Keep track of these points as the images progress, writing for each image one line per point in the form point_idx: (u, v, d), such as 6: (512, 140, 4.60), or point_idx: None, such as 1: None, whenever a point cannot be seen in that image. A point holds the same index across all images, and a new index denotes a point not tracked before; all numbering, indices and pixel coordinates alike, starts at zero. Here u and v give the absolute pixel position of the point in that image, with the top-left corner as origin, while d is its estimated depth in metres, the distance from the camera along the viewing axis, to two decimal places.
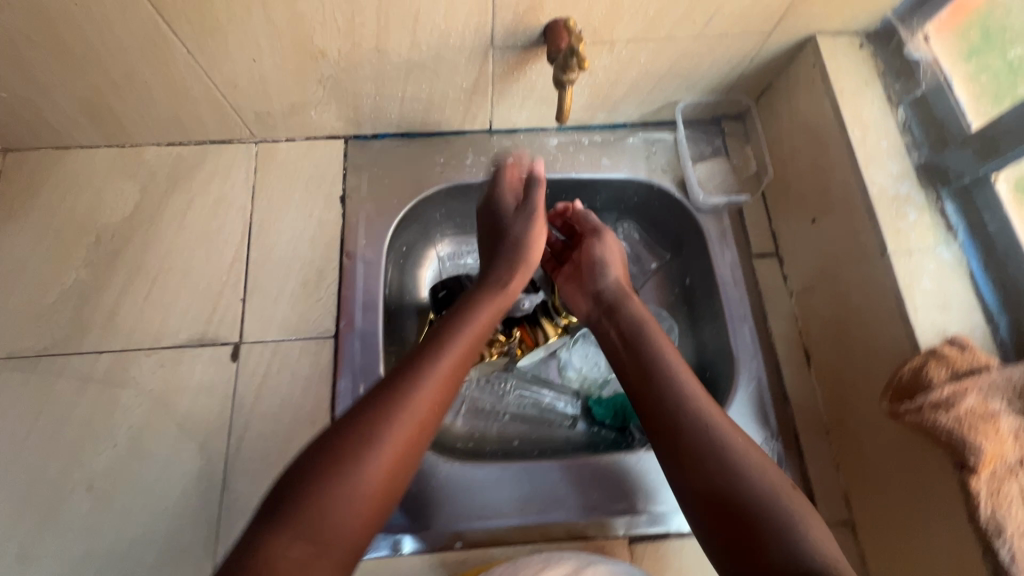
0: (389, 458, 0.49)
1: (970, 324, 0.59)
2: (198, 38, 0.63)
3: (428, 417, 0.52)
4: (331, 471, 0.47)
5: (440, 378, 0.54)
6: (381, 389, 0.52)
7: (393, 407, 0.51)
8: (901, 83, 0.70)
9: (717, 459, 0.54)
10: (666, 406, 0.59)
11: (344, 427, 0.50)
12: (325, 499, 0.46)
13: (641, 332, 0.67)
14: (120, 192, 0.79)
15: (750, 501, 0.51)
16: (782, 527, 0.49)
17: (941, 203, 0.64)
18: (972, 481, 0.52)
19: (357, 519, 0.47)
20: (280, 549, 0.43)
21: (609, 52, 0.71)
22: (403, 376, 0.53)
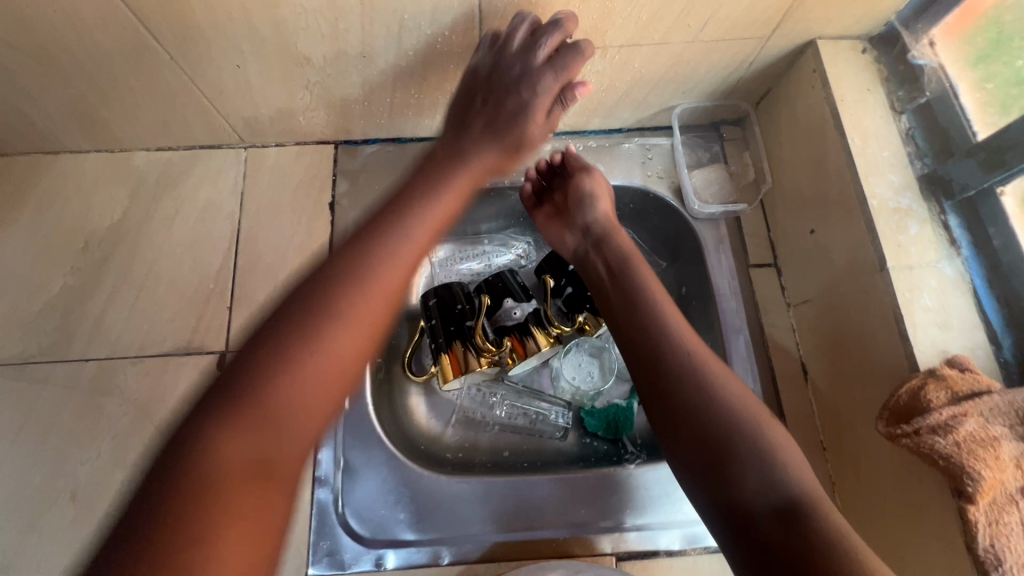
0: (344, 342, 0.46)
1: (972, 344, 0.57)
2: (181, 44, 0.62)
3: (384, 301, 0.49)
4: (275, 361, 0.44)
5: (395, 264, 0.51)
6: (329, 278, 0.49)
7: (343, 293, 0.48)
8: (905, 90, 0.68)
9: (695, 390, 0.55)
10: (648, 342, 0.60)
11: (288, 317, 0.46)
12: (274, 394, 0.43)
13: (626, 274, 0.67)
14: (108, 198, 0.79)
15: (737, 437, 0.52)
16: (764, 460, 0.51)
17: (944, 216, 0.62)
18: (971, 509, 0.49)
19: (307, 405, 0.44)
20: (224, 448, 0.40)
21: (601, 58, 0.69)
22: (352, 262, 0.50)
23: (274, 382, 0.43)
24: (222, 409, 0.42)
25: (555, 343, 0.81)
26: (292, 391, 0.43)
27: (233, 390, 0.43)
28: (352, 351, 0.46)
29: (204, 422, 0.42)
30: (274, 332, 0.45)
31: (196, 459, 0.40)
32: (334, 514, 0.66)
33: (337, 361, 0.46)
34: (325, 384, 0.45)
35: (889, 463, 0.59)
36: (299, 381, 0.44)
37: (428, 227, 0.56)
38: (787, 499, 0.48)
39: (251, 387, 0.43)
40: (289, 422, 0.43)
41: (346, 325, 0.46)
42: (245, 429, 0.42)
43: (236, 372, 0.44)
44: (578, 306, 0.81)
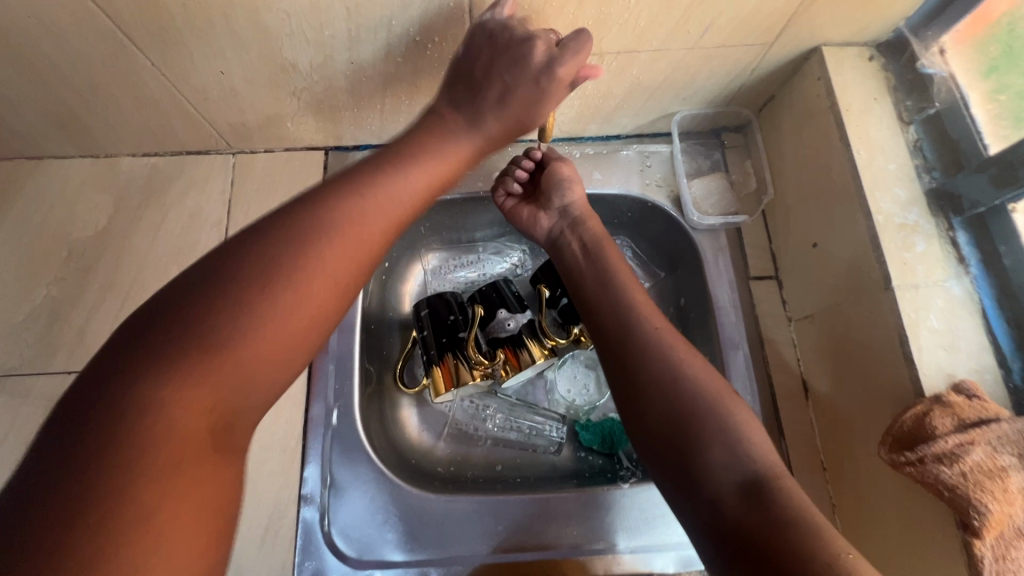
0: (299, 307, 0.45)
1: (980, 367, 0.54)
2: (161, 50, 0.60)
3: (343, 269, 0.49)
4: (226, 324, 0.42)
5: (358, 231, 0.50)
6: (286, 237, 0.47)
7: (302, 256, 0.46)
8: (914, 99, 0.65)
9: (668, 384, 0.56)
10: (621, 332, 0.61)
11: (240, 273, 0.44)
12: (224, 357, 0.42)
13: (598, 264, 0.68)
14: (93, 205, 0.77)
15: (704, 418, 0.53)
16: (731, 441, 0.51)
17: (953, 233, 0.59)
18: (976, 543, 0.47)
19: (254, 368, 0.43)
20: (171, 408, 0.39)
21: (597, 64, 0.66)
22: (312, 223, 0.48)
23: (224, 345, 0.42)
24: (164, 368, 0.40)
25: (550, 355, 0.79)
26: (243, 355, 0.42)
27: (174, 349, 0.41)
28: (307, 315, 0.46)
29: (140, 379, 0.39)
30: (224, 289, 0.43)
31: (136, 423, 0.38)
32: (320, 530, 0.65)
33: (292, 326, 0.45)
34: (276, 350, 0.44)
35: (891, 489, 0.57)
36: (250, 346, 0.43)
37: (393, 191, 0.54)
38: (751, 476, 0.49)
39: (197, 347, 0.41)
40: (237, 386, 0.43)
41: (303, 289, 0.46)
42: (190, 391, 0.40)
43: (175, 326, 0.41)
44: (573, 318, 0.79)
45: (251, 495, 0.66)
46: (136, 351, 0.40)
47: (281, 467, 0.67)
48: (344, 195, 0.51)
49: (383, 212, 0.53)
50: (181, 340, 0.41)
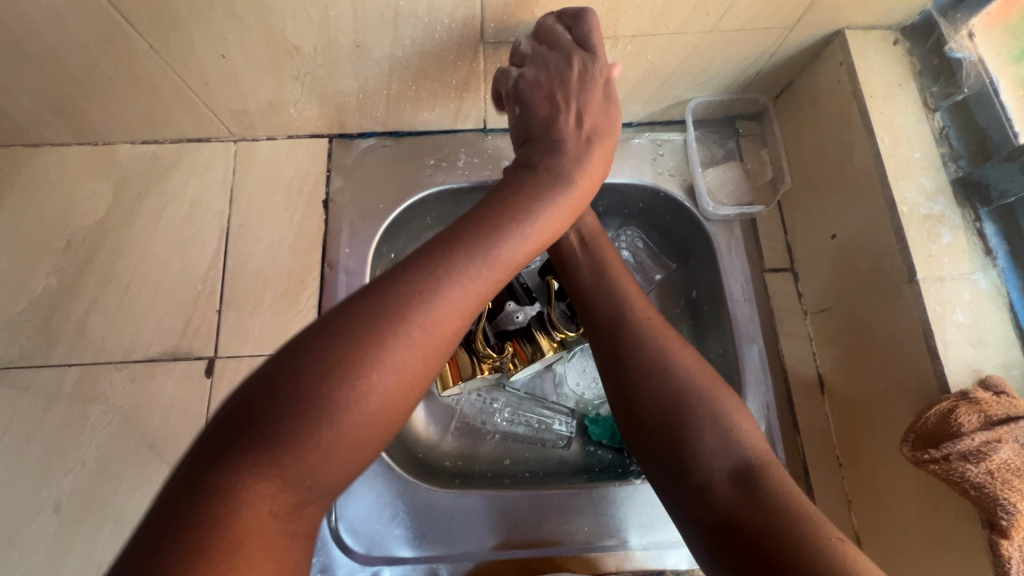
0: (393, 390, 0.39)
1: (1007, 363, 0.53)
2: (160, 33, 0.58)
3: (440, 343, 0.42)
4: (315, 411, 0.37)
5: (463, 299, 0.43)
6: (392, 302, 0.40)
7: (399, 330, 0.40)
8: (940, 85, 0.63)
9: (662, 375, 0.54)
10: (608, 324, 0.59)
11: (335, 346, 0.38)
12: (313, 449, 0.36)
13: (585, 253, 0.66)
14: (92, 194, 0.75)
15: (694, 406, 0.52)
16: (722, 429, 0.51)
17: (979, 224, 0.58)
18: (1002, 543, 0.47)
19: (344, 459, 0.38)
20: (253, 506, 0.35)
21: (612, 49, 0.64)
22: (418, 288, 0.42)
23: (310, 436, 0.36)
24: (252, 454, 0.35)
25: (558, 348, 0.77)
26: (330, 447, 0.37)
27: (260, 433, 0.36)
28: (398, 401, 0.40)
29: (229, 466, 0.35)
30: (319, 365, 0.37)
31: (218, 516, 0.33)
32: (327, 528, 0.64)
33: (382, 414, 0.39)
34: (364, 441, 0.39)
35: (912, 487, 0.56)
36: (338, 437, 0.37)
37: (502, 247, 0.47)
38: (740, 464, 0.49)
39: (285, 437, 0.36)
40: (323, 480, 0.38)
41: (400, 370, 0.39)
42: (274, 481, 0.36)
43: (268, 406, 0.36)
44: None
45: None
46: (228, 429, 0.36)
47: None
48: (456, 254, 0.45)
49: (493, 277, 0.45)
50: (271, 425, 0.36)
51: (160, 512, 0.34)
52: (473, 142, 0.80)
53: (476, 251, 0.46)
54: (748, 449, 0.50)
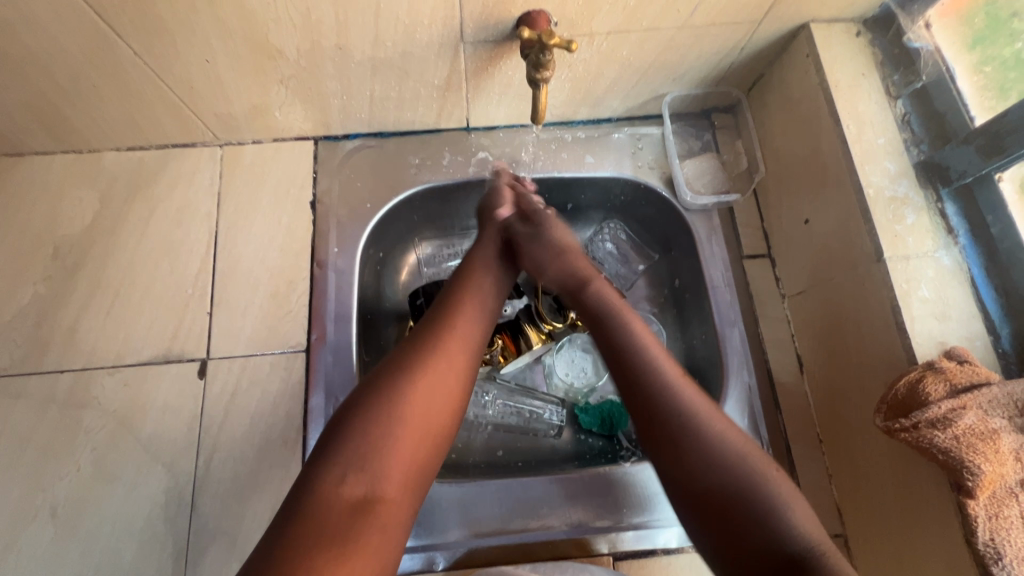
0: (434, 393, 0.51)
1: (970, 335, 0.55)
2: (144, 38, 0.59)
3: (463, 357, 0.55)
4: (374, 412, 0.49)
5: (470, 325, 0.57)
6: (416, 333, 0.55)
7: (426, 350, 0.53)
8: (900, 73, 0.66)
9: (715, 471, 0.48)
10: (643, 401, 0.52)
11: (382, 371, 0.52)
12: (374, 437, 0.48)
13: (610, 318, 0.60)
14: (79, 201, 0.75)
15: (739, 492, 0.47)
16: (768, 526, 0.45)
17: (941, 204, 0.60)
18: (969, 504, 0.48)
19: (404, 447, 0.48)
20: (336, 489, 0.45)
21: (588, 45, 0.66)
22: (432, 324, 0.56)
23: (374, 429, 0.48)
24: (333, 451, 0.47)
25: (547, 339, 0.80)
26: (392, 437, 0.48)
27: (337, 438, 0.48)
28: (439, 401, 0.51)
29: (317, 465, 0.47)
30: (373, 385, 0.51)
31: (311, 502, 0.45)
32: None
33: (427, 411, 0.50)
34: (419, 433, 0.50)
35: (886, 456, 0.58)
36: (398, 429, 0.49)
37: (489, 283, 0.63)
38: (795, 553, 0.44)
39: (353, 435, 0.48)
40: (393, 465, 0.48)
41: (436, 379, 0.52)
42: (351, 468, 0.46)
43: (340, 419, 0.50)
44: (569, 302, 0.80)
45: (255, 487, 0.66)
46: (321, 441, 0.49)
47: (284, 459, 0.67)
48: (452, 294, 0.60)
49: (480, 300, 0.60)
50: (344, 429, 0.48)
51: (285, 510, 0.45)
52: (457, 140, 0.81)
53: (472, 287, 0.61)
54: (800, 531, 0.45)
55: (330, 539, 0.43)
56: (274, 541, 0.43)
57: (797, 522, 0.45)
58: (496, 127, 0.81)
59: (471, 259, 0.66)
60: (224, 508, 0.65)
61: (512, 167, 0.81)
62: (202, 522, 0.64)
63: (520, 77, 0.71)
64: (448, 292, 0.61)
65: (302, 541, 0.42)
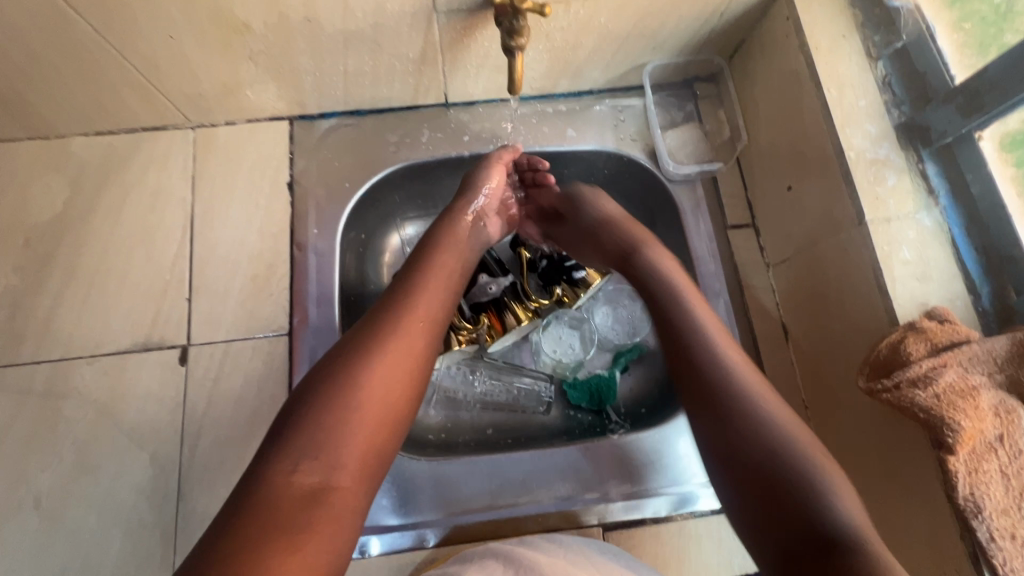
0: (392, 374, 0.49)
1: (951, 295, 0.55)
2: (103, 14, 0.57)
3: (422, 339, 0.53)
4: (328, 398, 0.47)
5: (430, 307, 0.56)
6: (374, 314, 0.54)
7: (385, 331, 0.52)
8: (881, 34, 0.64)
9: (768, 453, 0.47)
10: (705, 385, 0.52)
11: (339, 356, 0.50)
12: (331, 421, 0.46)
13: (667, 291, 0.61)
14: (49, 188, 0.73)
15: (787, 482, 0.46)
16: (814, 497, 0.44)
17: (922, 165, 0.60)
18: (950, 460, 0.48)
19: (362, 432, 0.46)
20: (289, 476, 0.43)
21: (565, 12, 0.64)
22: (390, 306, 0.54)
23: (328, 417, 0.46)
24: (287, 440, 0.45)
25: (534, 317, 0.80)
26: (348, 422, 0.46)
27: (292, 425, 0.46)
28: (398, 386, 0.50)
29: (270, 452, 0.45)
30: (329, 370, 0.49)
31: (264, 492, 0.42)
32: None
33: (384, 400, 0.48)
34: (377, 421, 0.48)
35: (870, 418, 0.59)
36: (354, 417, 0.46)
37: (450, 262, 0.62)
38: (833, 534, 0.42)
39: (308, 423, 0.45)
40: (349, 454, 0.45)
41: (394, 364, 0.50)
42: (305, 456, 0.44)
43: (295, 403, 0.47)
44: (554, 279, 0.81)
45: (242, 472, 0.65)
46: (276, 425, 0.47)
47: None
48: (412, 274, 0.59)
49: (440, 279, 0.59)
50: (299, 419, 0.46)
51: (238, 496, 0.42)
52: (436, 117, 0.79)
53: (433, 265, 0.60)
54: (845, 517, 0.43)
55: (284, 521, 0.41)
56: (222, 525, 0.40)
57: (842, 507, 0.44)
58: (475, 103, 0.80)
59: (432, 242, 0.64)
60: (211, 493, 0.65)
61: (493, 143, 0.79)
62: (189, 509, 0.64)
63: (496, 48, 0.69)
64: (406, 275, 0.59)
65: (252, 526, 0.40)
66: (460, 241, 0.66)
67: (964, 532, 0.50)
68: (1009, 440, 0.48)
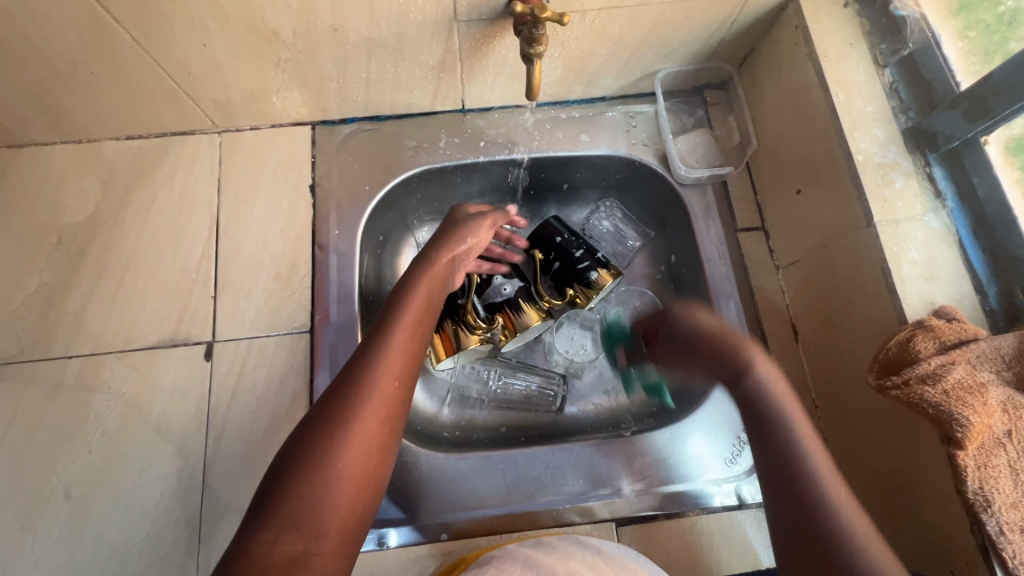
0: (366, 436, 0.49)
1: (958, 295, 0.57)
2: (142, 24, 0.60)
3: (396, 394, 0.52)
4: (305, 466, 0.46)
5: (404, 356, 0.55)
6: (349, 368, 0.52)
7: (359, 392, 0.50)
8: (888, 42, 0.66)
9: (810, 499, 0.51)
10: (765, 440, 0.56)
11: (314, 422, 0.49)
12: (311, 489, 0.45)
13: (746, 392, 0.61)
14: (81, 190, 0.76)
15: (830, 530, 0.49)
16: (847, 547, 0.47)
17: (929, 169, 0.61)
18: (960, 455, 0.49)
19: (340, 496, 0.46)
20: (271, 549, 0.43)
21: (580, 22, 0.67)
22: (362, 361, 0.53)
23: (306, 485, 0.45)
24: (269, 510, 0.44)
25: (547, 317, 0.81)
26: (325, 492, 0.46)
27: (271, 494, 0.45)
28: (373, 451, 0.49)
29: (251, 523, 0.44)
30: (304, 438, 0.48)
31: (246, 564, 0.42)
32: None
33: (361, 464, 0.48)
34: (356, 486, 0.47)
35: (879, 416, 0.60)
36: (331, 485, 0.46)
37: (423, 302, 0.60)
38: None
39: (286, 493, 0.45)
40: (329, 518, 0.45)
41: (369, 426, 0.49)
42: (286, 526, 0.44)
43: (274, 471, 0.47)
44: (567, 280, 0.81)
45: (264, 465, 0.67)
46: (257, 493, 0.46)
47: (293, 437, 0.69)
48: (384, 320, 0.57)
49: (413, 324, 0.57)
50: (276, 492, 0.45)
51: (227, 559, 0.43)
52: (452, 122, 0.82)
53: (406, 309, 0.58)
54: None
55: None
56: None
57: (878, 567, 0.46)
58: (491, 109, 0.82)
59: (406, 285, 0.62)
60: (235, 485, 0.66)
61: (507, 148, 0.81)
62: (213, 500, 0.66)
63: (513, 55, 0.71)
64: (381, 319, 0.57)
65: None
66: (434, 280, 0.64)
67: (974, 525, 0.51)
68: (1017, 435, 0.49)
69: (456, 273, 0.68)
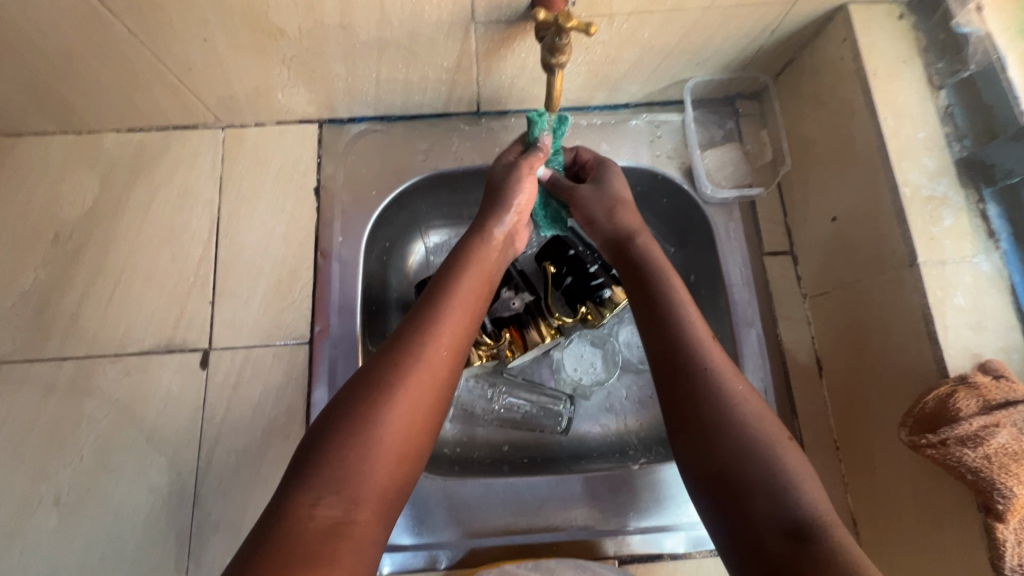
0: (412, 406, 0.48)
1: (1007, 347, 0.52)
2: (139, 17, 0.56)
3: (445, 367, 0.51)
4: (351, 433, 0.45)
5: (456, 330, 0.53)
6: (399, 339, 0.51)
7: (407, 363, 0.49)
8: (946, 61, 0.60)
9: (717, 419, 0.48)
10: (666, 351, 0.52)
11: (362, 387, 0.48)
12: (355, 454, 0.44)
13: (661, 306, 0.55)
14: (80, 184, 0.74)
15: (747, 460, 0.45)
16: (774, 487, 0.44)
17: (983, 205, 0.56)
18: (998, 527, 0.47)
19: (384, 464, 0.45)
20: (312, 510, 0.41)
21: (607, 27, 0.62)
22: (413, 332, 0.52)
23: (352, 449, 0.44)
24: (310, 473, 0.43)
25: (556, 334, 0.77)
26: (370, 458, 0.44)
27: (314, 456, 0.44)
28: (419, 421, 0.48)
29: (290, 484, 0.43)
30: (350, 402, 0.47)
31: (287, 524, 0.41)
32: None
33: (406, 432, 0.47)
34: (399, 454, 0.46)
35: (907, 469, 0.56)
36: (375, 452, 0.45)
37: (478, 279, 0.59)
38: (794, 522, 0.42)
39: (330, 455, 0.44)
40: (371, 486, 0.44)
41: (416, 396, 0.48)
42: (328, 488, 0.42)
43: (317, 434, 0.46)
44: (579, 297, 0.77)
45: (257, 480, 0.65)
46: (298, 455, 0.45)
47: (289, 452, 0.66)
48: (437, 293, 0.56)
49: (466, 300, 0.56)
50: (319, 453, 0.44)
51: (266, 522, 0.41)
52: (466, 126, 0.78)
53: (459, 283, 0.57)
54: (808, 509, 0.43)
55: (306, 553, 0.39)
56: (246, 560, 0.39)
57: (809, 500, 0.43)
58: (507, 112, 0.78)
59: (458, 257, 0.60)
60: (226, 500, 0.65)
61: None
62: (204, 515, 0.64)
63: (534, 59, 0.67)
64: (432, 293, 0.56)
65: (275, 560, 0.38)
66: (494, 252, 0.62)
67: None
68: None
69: (508, 246, 0.65)
